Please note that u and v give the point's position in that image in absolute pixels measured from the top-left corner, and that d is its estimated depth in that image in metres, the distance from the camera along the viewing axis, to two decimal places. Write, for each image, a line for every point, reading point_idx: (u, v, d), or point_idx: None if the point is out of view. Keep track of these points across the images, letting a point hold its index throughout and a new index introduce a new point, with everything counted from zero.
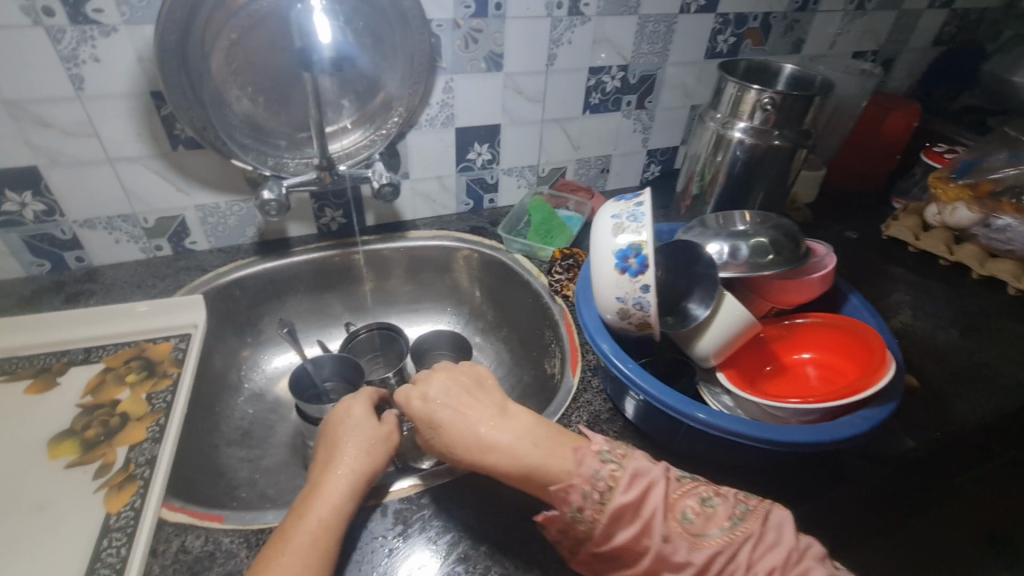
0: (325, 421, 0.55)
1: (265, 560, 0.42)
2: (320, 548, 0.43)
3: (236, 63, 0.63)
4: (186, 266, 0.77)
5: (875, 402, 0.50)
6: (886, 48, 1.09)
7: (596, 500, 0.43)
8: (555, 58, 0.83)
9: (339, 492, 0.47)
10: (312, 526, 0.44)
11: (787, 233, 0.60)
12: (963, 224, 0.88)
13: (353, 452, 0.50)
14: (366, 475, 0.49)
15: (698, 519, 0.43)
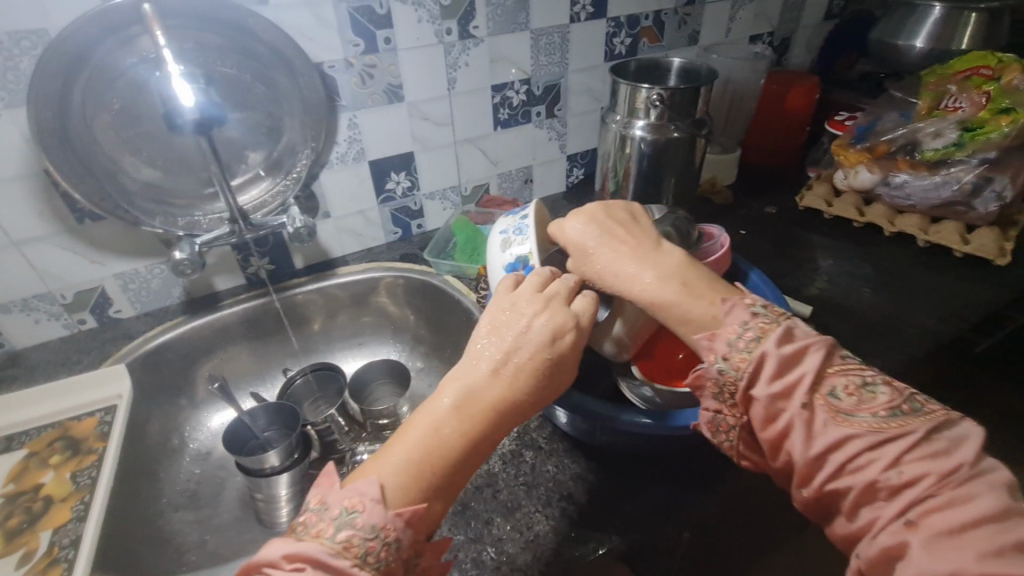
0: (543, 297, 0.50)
1: (383, 455, 0.42)
2: (435, 458, 0.42)
3: (124, 132, 0.64)
4: (113, 336, 0.77)
5: None
6: (780, 29, 1.14)
7: (742, 348, 0.46)
8: (455, 82, 0.85)
9: (458, 408, 0.44)
10: (424, 438, 0.43)
11: (679, 226, 0.64)
12: (867, 186, 0.92)
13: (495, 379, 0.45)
14: (503, 385, 0.44)
15: (848, 397, 0.42)
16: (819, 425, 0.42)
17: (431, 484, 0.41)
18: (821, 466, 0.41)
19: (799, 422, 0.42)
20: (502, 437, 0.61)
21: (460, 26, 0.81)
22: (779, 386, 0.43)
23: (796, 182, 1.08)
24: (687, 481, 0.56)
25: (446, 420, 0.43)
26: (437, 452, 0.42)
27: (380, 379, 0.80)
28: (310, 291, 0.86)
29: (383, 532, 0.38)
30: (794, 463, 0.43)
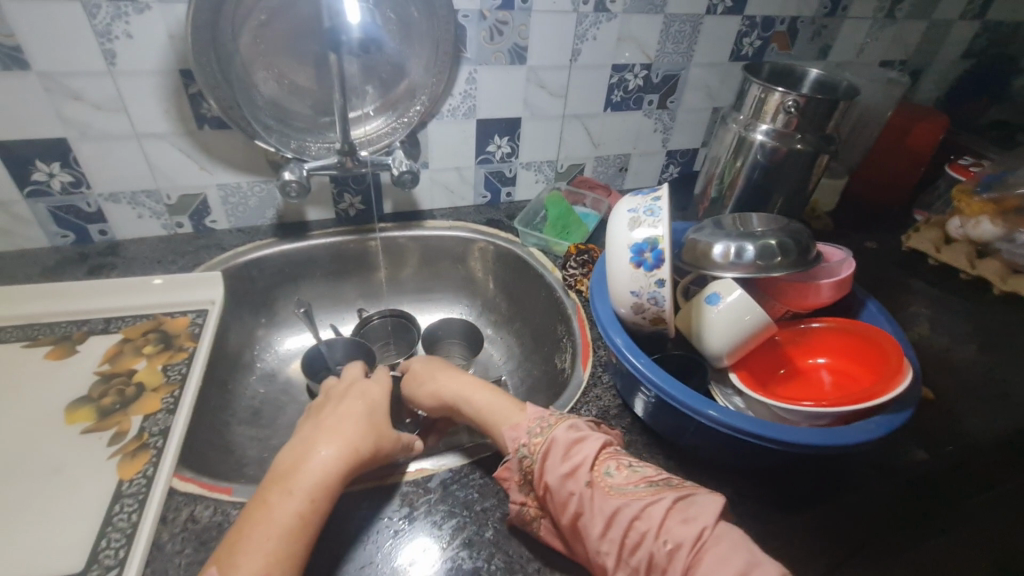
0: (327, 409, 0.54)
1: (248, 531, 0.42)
2: (305, 523, 0.43)
3: (262, 44, 0.64)
4: (206, 245, 0.78)
5: (891, 408, 0.49)
6: (915, 58, 1.08)
7: (537, 432, 0.49)
8: (579, 54, 0.83)
9: (322, 466, 0.47)
10: (295, 503, 0.44)
11: (797, 236, 0.58)
12: (986, 238, 0.86)
13: (337, 446, 0.48)
14: (348, 454, 0.48)
15: (618, 474, 0.45)
16: (595, 501, 0.43)
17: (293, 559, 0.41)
18: (614, 547, 0.41)
19: (591, 505, 0.43)
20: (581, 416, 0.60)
21: None
22: (567, 466, 0.46)
23: (900, 222, 1.03)
24: (772, 500, 0.53)
25: (313, 478, 0.46)
26: (289, 522, 0.43)
27: (452, 337, 0.80)
28: (394, 238, 0.86)
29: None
30: (591, 551, 0.42)
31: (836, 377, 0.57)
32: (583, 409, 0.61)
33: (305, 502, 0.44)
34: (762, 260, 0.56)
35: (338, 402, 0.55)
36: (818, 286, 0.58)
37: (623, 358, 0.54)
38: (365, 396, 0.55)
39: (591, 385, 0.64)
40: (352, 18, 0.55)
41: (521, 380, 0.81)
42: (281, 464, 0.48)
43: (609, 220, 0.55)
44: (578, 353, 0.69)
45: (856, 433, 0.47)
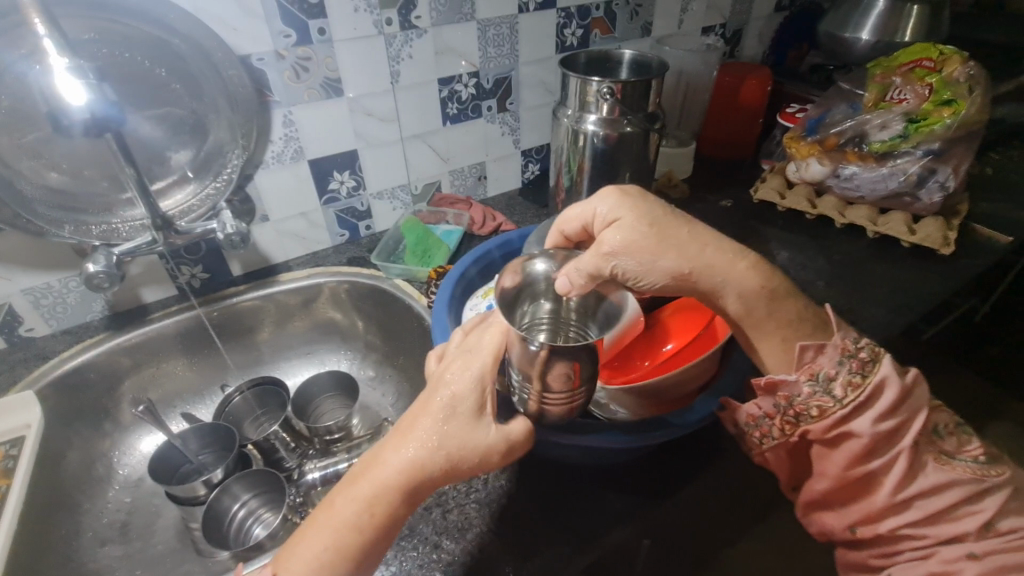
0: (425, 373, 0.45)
1: (318, 513, 0.41)
2: (353, 542, 0.40)
3: (18, 133, 0.57)
4: (25, 358, 0.70)
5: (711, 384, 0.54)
6: (732, 20, 1.14)
7: (857, 371, 0.46)
8: (398, 75, 0.80)
9: (396, 473, 0.41)
10: (361, 500, 0.41)
11: None
12: (818, 178, 0.92)
13: (411, 452, 0.41)
14: (424, 463, 0.41)
15: (947, 440, 0.45)
16: (923, 465, 0.44)
17: (332, 567, 0.39)
18: (902, 510, 0.44)
19: (900, 458, 0.43)
20: None
21: (401, 16, 0.76)
22: (899, 418, 0.44)
23: (751, 175, 1.09)
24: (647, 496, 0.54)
25: (377, 491, 0.41)
26: (343, 534, 0.40)
27: (327, 392, 0.75)
28: (249, 300, 0.80)
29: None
30: (876, 500, 0.44)
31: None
32: None
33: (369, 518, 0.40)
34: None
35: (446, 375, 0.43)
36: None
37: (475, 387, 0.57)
38: (461, 373, 0.43)
39: None
40: (76, 100, 0.49)
41: None
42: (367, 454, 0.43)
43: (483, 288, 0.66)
44: None
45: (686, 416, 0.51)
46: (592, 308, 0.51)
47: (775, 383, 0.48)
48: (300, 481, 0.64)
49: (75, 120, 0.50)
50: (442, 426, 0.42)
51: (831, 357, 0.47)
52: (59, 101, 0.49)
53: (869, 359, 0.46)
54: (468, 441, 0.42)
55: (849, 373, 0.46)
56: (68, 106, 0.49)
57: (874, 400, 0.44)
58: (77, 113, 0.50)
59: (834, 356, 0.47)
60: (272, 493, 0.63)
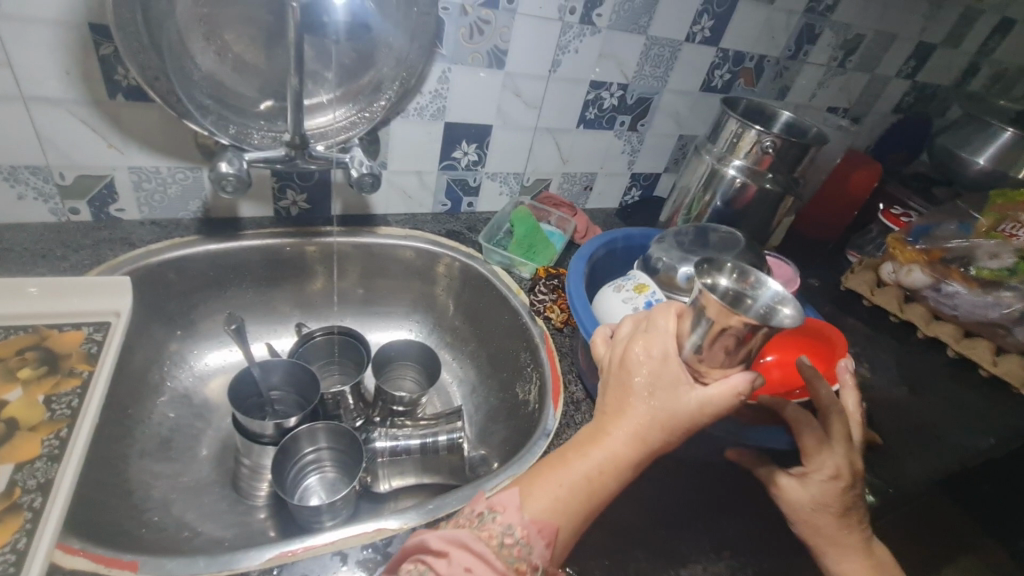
0: (640, 344, 0.44)
1: (548, 469, 0.43)
2: (585, 498, 0.42)
3: (205, 7, 0.54)
4: (109, 237, 0.65)
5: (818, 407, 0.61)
6: (855, 108, 1.15)
7: None
8: (559, 65, 0.78)
9: (625, 439, 0.42)
10: (591, 464, 0.42)
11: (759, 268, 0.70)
12: (916, 286, 0.92)
13: (633, 426, 0.42)
14: (658, 427, 0.41)
15: None
16: None
17: (568, 509, 0.41)
18: None
19: None
20: None
21: (585, 9, 0.74)
22: None
23: (835, 261, 1.09)
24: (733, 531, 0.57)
25: (609, 454, 0.42)
26: (580, 484, 0.42)
27: (406, 358, 0.73)
28: (343, 244, 0.76)
29: (519, 534, 0.39)
30: None
31: (785, 369, 0.68)
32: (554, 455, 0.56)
33: (603, 477, 0.42)
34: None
35: (659, 346, 0.43)
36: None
37: None
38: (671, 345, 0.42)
39: (562, 428, 0.60)
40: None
41: (477, 408, 0.76)
42: (591, 423, 0.45)
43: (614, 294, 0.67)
44: (547, 387, 0.64)
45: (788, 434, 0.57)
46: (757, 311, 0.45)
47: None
48: (367, 447, 0.62)
49: None
50: (657, 392, 0.42)
51: None
52: None
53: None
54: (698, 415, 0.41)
55: None
56: None
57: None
58: None
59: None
60: (350, 461, 0.60)
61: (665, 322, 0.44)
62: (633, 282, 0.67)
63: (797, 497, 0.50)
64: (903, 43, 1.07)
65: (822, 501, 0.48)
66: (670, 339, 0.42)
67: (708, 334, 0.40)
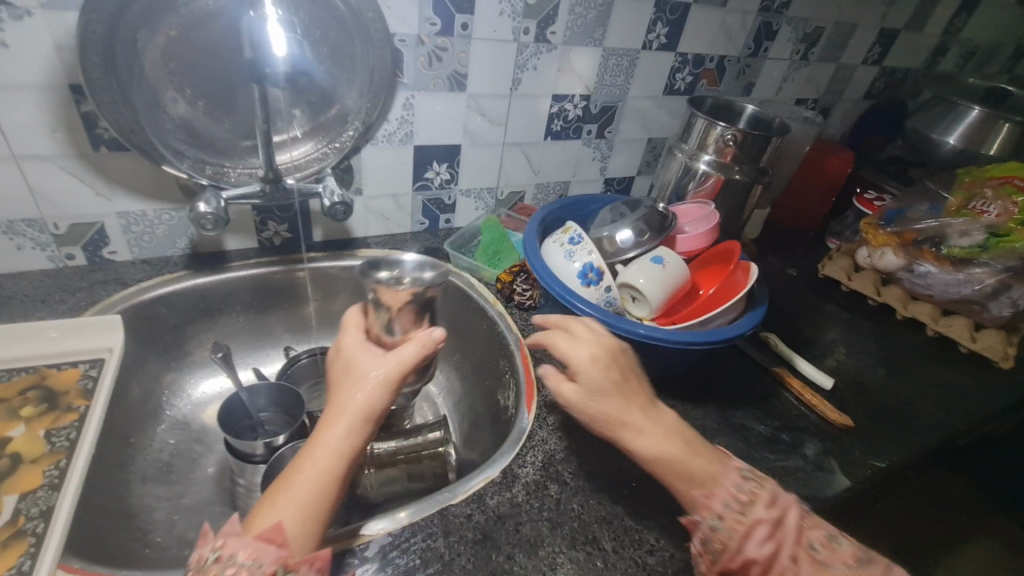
0: (334, 350, 0.55)
1: (278, 482, 0.46)
2: (325, 488, 0.45)
3: (174, 61, 0.58)
4: (104, 279, 0.69)
5: (750, 308, 0.67)
6: (825, 97, 1.17)
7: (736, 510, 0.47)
8: (519, 83, 0.81)
9: (337, 427, 0.48)
10: (322, 456, 0.47)
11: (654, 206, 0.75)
12: (890, 268, 0.94)
13: (350, 411, 0.49)
14: (335, 406, 0.49)
15: None
16: None
17: (317, 507, 0.45)
18: None
19: None
20: (526, 465, 0.57)
21: (539, 28, 0.77)
22: None
23: (815, 249, 1.11)
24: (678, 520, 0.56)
25: (333, 443, 0.47)
26: (314, 484, 0.45)
27: None
28: (325, 269, 0.80)
29: (241, 561, 0.41)
30: None
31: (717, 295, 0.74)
32: (528, 456, 0.59)
33: (337, 460, 0.47)
34: (641, 238, 0.72)
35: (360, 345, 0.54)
36: (676, 239, 0.75)
37: (565, 301, 0.64)
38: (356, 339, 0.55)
39: (535, 429, 0.62)
40: (278, 49, 0.49)
41: (463, 416, 0.79)
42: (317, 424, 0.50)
43: (547, 254, 0.71)
44: (521, 393, 0.67)
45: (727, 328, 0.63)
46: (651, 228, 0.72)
47: (691, 524, 0.49)
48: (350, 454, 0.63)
49: (276, 72, 0.50)
50: (348, 377, 0.51)
51: (719, 501, 0.48)
52: (261, 49, 0.49)
53: (751, 494, 0.48)
54: (354, 380, 0.51)
55: (733, 512, 0.47)
56: (271, 56, 0.49)
57: (756, 524, 0.46)
58: (278, 66, 0.49)
59: (723, 495, 0.48)
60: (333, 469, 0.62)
61: (349, 321, 0.57)
62: (562, 228, 0.72)
63: (576, 400, 0.52)
64: (864, 31, 1.09)
65: (592, 389, 0.52)
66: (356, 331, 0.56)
67: (390, 317, 0.57)
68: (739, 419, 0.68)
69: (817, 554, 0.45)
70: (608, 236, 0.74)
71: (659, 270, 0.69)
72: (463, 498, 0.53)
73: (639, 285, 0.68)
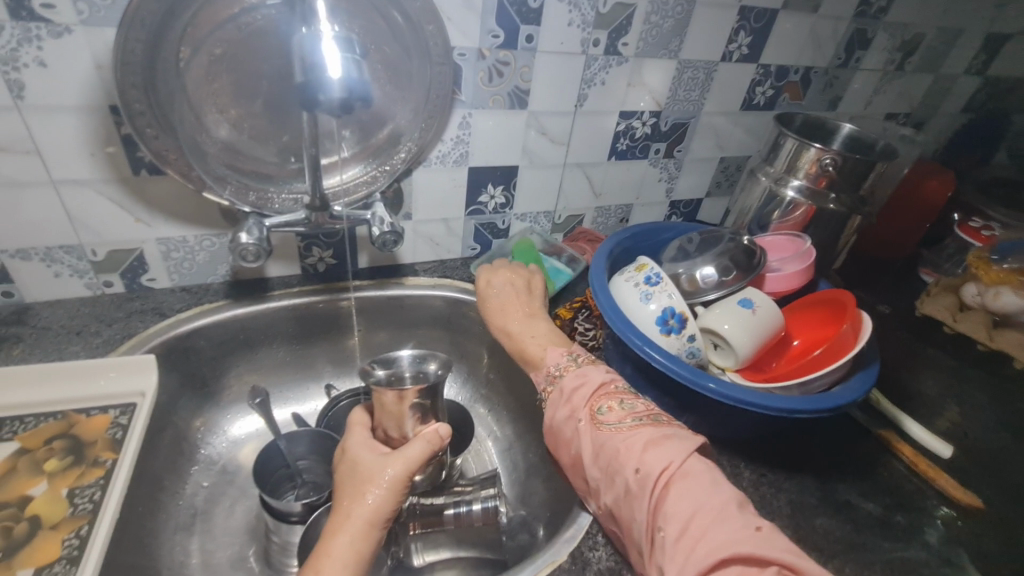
0: (339, 451, 0.52)
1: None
2: None
3: (218, 80, 0.53)
4: (141, 308, 0.65)
5: (860, 370, 0.57)
6: (919, 111, 1.04)
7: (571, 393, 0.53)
8: (585, 99, 0.74)
9: (348, 537, 0.44)
10: (334, 565, 0.42)
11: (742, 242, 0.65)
12: (1008, 310, 0.80)
13: (359, 519, 0.45)
14: (346, 511, 0.46)
15: None
16: None
17: None
18: None
19: None
20: (598, 547, 0.49)
21: (610, 39, 0.70)
22: None
23: (907, 282, 0.98)
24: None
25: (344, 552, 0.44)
26: None
27: None
28: (371, 298, 0.74)
29: None
30: None
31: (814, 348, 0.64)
32: (599, 535, 0.51)
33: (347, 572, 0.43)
34: (726, 277, 0.63)
35: (363, 442, 0.52)
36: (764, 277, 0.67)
37: (642, 352, 0.56)
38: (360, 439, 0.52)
39: None
40: (333, 72, 0.43)
41: (516, 466, 0.72)
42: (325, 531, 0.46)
43: (618, 294, 0.63)
44: None
45: (835, 395, 0.53)
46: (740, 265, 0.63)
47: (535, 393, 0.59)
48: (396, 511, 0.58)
49: (331, 98, 0.44)
50: (355, 479, 0.48)
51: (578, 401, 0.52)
52: (316, 72, 0.43)
53: (563, 369, 0.55)
54: (361, 482, 0.48)
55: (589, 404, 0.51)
56: (326, 80, 0.43)
57: (561, 392, 0.53)
58: (333, 91, 0.43)
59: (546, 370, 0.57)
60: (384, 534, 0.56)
61: (356, 418, 0.55)
62: (635, 264, 0.65)
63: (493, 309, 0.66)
64: (970, 38, 0.97)
65: (506, 306, 0.66)
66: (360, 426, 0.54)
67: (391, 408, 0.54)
68: (843, 494, 0.58)
69: (603, 417, 0.49)
70: (687, 274, 0.65)
71: (748, 316, 0.60)
72: None
73: (723, 332, 0.59)
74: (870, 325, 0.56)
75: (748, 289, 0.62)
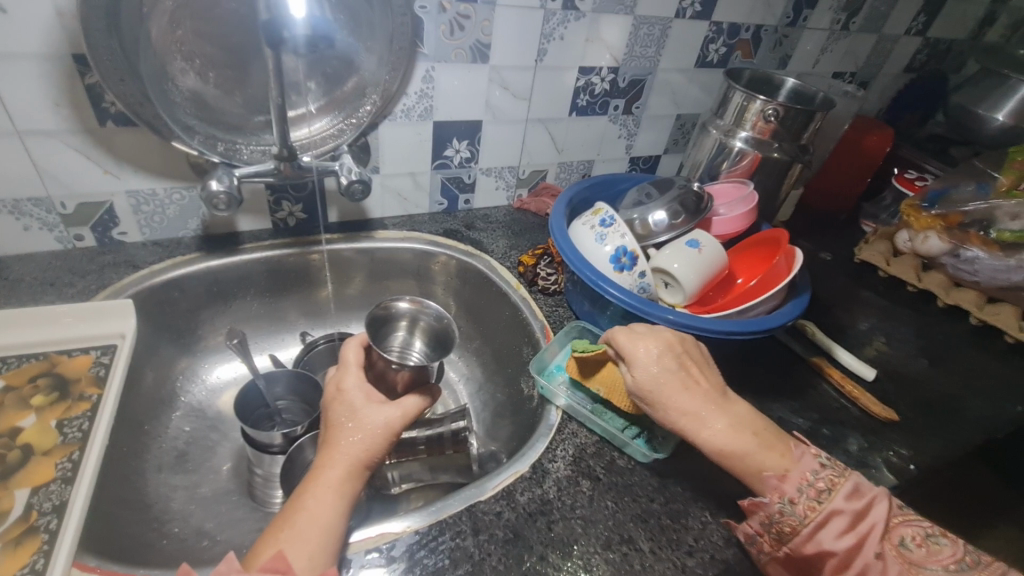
0: (328, 385, 0.51)
1: (275, 529, 0.42)
2: (330, 532, 0.43)
3: (181, 29, 0.54)
4: (114, 261, 0.67)
5: (793, 299, 0.64)
6: (863, 71, 1.10)
7: (811, 496, 0.44)
8: (545, 54, 0.76)
9: (339, 472, 0.46)
10: (326, 494, 0.44)
11: (688, 188, 0.70)
12: (933, 253, 0.88)
13: (348, 455, 0.46)
14: (339, 450, 0.47)
15: None
16: None
17: (326, 552, 0.42)
18: None
19: None
20: (557, 460, 0.55)
21: None
22: None
23: (849, 232, 1.06)
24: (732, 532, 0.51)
25: (337, 486, 0.45)
26: (318, 529, 0.42)
27: None
28: (342, 251, 0.77)
29: None
30: None
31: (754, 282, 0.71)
32: (558, 450, 0.56)
33: (341, 502, 0.44)
34: (675, 220, 0.68)
35: (357, 387, 0.50)
36: (711, 221, 0.73)
37: (597, 287, 0.61)
38: (354, 383, 0.50)
39: (564, 423, 0.59)
40: (297, 10, 0.46)
41: (485, 404, 0.76)
42: (315, 461, 0.47)
43: (576, 239, 0.67)
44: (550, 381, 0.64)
45: (770, 319, 0.59)
46: (687, 207, 0.69)
47: (754, 504, 0.46)
48: None
49: (296, 35, 0.47)
50: (349, 423, 0.48)
51: (793, 484, 0.45)
52: (279, 10, 0.46)
53: (830, 482, 0.45)
54: (357, 427, 0.48)
55: (807, 498, 0.44)
56: (289, 17, 0.46)
57: (835, 514, 0.43)
58: (298, 28, 0.47)
59: (797, 479, 0.45)
60: None
61: (352, 359, 0.52)
62: (592, 209, 0.69)
63: (643, 372, 0.49)
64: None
65: (676, 377, 0.49)
66: (351, 373, 0.51)
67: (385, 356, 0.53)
68: (778, 412, 0.65)
69: (908, 552, 0.42)
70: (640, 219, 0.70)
71: (694, 254, 0.65)
72: (492, 494, 0.51)
73: (672, 270, 0.64)
74: (800, 257, 0.63)
75: (696, 230, 0.67)
